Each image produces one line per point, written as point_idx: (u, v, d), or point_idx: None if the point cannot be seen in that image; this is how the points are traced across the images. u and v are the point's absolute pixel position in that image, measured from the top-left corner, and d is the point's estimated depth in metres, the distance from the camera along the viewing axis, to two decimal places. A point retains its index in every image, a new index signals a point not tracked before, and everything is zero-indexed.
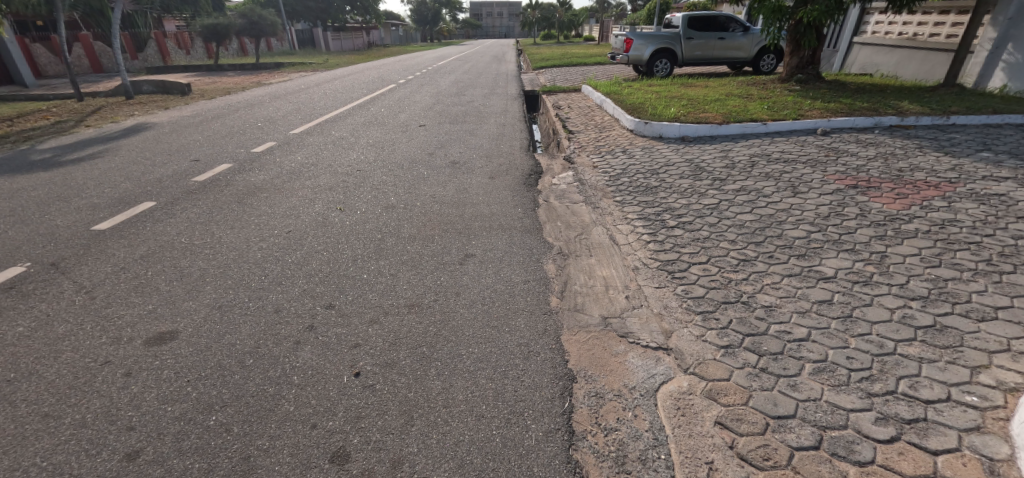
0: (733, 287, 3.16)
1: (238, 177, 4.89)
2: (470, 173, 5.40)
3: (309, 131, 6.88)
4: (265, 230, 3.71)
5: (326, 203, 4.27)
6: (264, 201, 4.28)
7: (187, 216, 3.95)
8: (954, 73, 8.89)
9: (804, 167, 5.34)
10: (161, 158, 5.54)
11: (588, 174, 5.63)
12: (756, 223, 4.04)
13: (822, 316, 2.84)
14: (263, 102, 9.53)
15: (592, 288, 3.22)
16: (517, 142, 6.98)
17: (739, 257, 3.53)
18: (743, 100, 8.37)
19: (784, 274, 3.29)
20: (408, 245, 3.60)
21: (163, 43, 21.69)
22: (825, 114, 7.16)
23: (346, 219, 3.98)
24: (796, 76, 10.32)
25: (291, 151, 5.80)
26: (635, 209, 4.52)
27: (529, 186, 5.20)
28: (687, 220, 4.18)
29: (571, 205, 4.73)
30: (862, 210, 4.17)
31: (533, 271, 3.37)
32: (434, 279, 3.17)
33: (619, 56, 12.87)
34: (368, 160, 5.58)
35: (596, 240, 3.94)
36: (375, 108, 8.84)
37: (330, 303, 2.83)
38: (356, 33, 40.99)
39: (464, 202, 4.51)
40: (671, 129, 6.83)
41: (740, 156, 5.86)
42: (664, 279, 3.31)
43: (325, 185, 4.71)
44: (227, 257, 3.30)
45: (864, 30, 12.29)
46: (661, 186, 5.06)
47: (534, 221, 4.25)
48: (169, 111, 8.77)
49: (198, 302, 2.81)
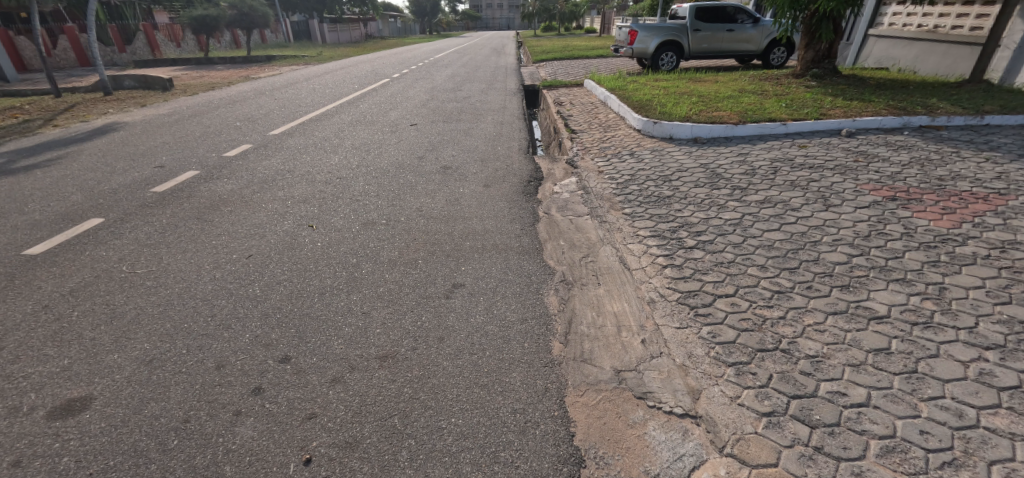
0: (769, 329, 2.67)
1: (202, 187, 4.38)
2: (462, 180, 4.89)
3: (291, 131, 6.35)
4: (221, 254, 3.21)
5: (297, 219, 3.76)
6: (228, 216, 3.78)
7: (136, 236, 3.45)
8: (980, 68, 8.34)
9: (833, 174, 4.84)
10: (122, 164, 5.03)
11: (593, 181, 5.12)
12: (788, 243, 3.54)
13: (881, 372, 2.36)
14: (246, 99, 8.97)
15: (601, 329, 2.72)
16: (516, 144, 6.45)
17: (772, 288, 3.03)
18: (758, 97, 7.83)
19: (828, 312, 2.80)
20: (386, 272, 3.10)
21: (152, 36, 21.12)
22: (848, 113, 6.63)
23: (318, 239, 3.48)
24: (811, 70, 9.76)
25: (267, 155, 5.29)
26: (647, 223, 4.03)
27: (528, 195, 4.69)
28: (707, 239, 3.69)
29: (575, 218, 4.22)
30: (907, 229, 3.68)
31: (531, 306, 2.87)
32: (413, 319, 2.67)
33: (623, 49, 12.23)
34: (350, 166, 5.05)
35: (604, 264, 3.44)
36: (365, 105, 8.30)
37: (286, 355, 2.34)
38: (354, 24, 40.25)
39: (455, 216, 4.01)
40: (683, 130, 6.30)
41: (760, 161, 5.34)
42: (686, 316, 2.82)
43: (299, 196, 4.20)
44: (170, 292, 2.81)
45: (880, 22, 11.74)
46: (675, 196, 4.55)
47: (533, 239, 3.75)
48: (144, 109, 8.22)
49: (124, 355, 2.32)
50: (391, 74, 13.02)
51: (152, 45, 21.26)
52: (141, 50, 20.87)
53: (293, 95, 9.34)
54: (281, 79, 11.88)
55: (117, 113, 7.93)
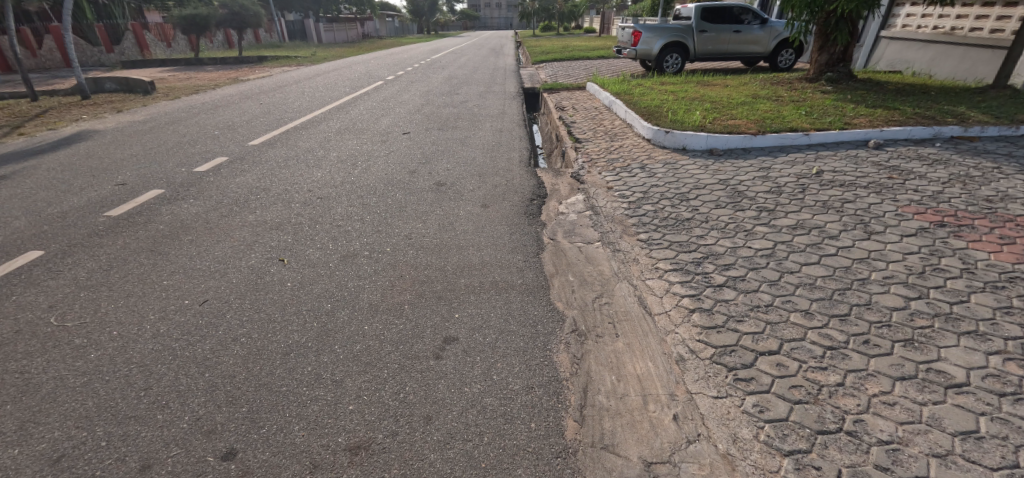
0: (828, 402, 2.20)
1: (164, 210, 3.88)
2: (457, 200, 4.39)
3: (272, 141, 5.85)
4: (171, 301, 2.73)
5: (267, 252, 3.27)
6: (188, 248, 3.29)
7: (76, 275, 2.96)
8: (1005, 72, 7.90)
9: (868, 194, 4.37)
10: (80, 181, 4.53)
11: (602, 199, 4.64)
12: (832, 282, 3.07)
13: (976, 467, 1.90)
14: (229, 103, 8.47)
15: (623, 400, 2.25)
16: (516, 155, 5.95)
17: (823, 343, 2.56)
18: (773, 103, 7.34)
19: (895, 377, 2.34)
20: (365, 323, 2.61)
21: (141, 35, 20.58)
22: (873, 122, 6.16)
23: (288, 278, 2.99)
24: (825, 74, 9.29)
25: (242, 170, 4.80)
26: (666, 253, 3.55)
27: (530, 218, 4.19)
28: (737, 274, 3.22)
29: (584, 246, 3.74)
30: (967, 264, 3.21)
31: (537, 368, 2.39)
32: (394, 391, 2.19)
33: (626, 51, 11.77)
34: (333, 183, 4.56)
35: (621, 307, 2.96)
36: (356, 111, 7.80)
37: (232, 449, 1.87)
38: (350, 24, 39.67)
39: (450, 245, 3.53)
40: (697, 141, 5.84)
41: (784, 177, 4.87)
42: (724, 381, 2.34)
43: (273, 221, 3.71)
44: (101, 354, 2.33)
45: (893, 23, 11.30)
46: (695, 219, 4.07)
47: (537, 274, 3.26)
48: (120, 115, 7.72)
49: (26, 452, 1.85)
50: (386, 76, 12.54)
51: (141, 45, 20.69)
52: (131, 50, 20.30)
53: (280, 99, 8.84)
54: (270, 82, 11.37)
55: (90, 120, 7.43)
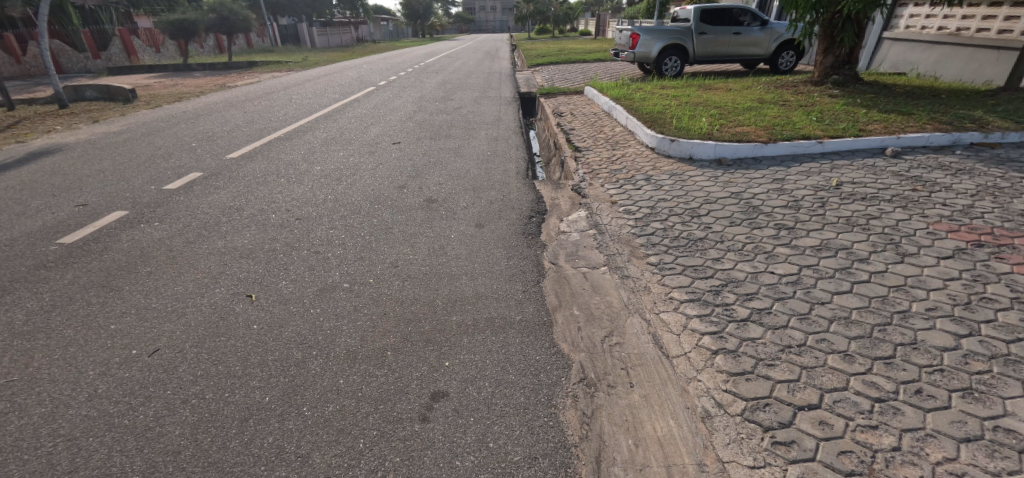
0: (886, 474, 1.86)
1: (125, 236, 3.51)
2: (449, 219, 4.03)
3: (252, 154, 5.48)
4: (115, 351, 2.37)
5: (234, 285, 2.91)
6: (145, 283, 2.93)
7: (10, 320, 2.59)
8: (1018, 74, 7.59)
9: (895, 208, 4.05)
10: (38, 202, 4.16)
11: (606, 215, 4.30)
12: (869, 316, 2.74)
13: None
14: (212, 112, 8.08)
15: (644, 473, 1.91)
16: (513, 166, 5.60)
17: (870, 395, 2.23)
18: (781, 108, 7.01)
19: (959, 439, 2.00)
20: (340, 376, 2.26)
21: (128, 41, 20.17)
22: (889, 128, 5.85)
23: (255, 318, 2.62)
24: (830, 77, 8.97)
25: (216, 187, 4.44)
26: (680, 280, 3.20)
27: (529, 239, 3.84)
28: (762, 306, 2.88)
29: (589, 272, 3.39)
30: (1017, 294, 2.88)
31: (540, 432, 2.05)
32: (371, 467, 1.83)
33: (623, 54, 11.51)
34: (313, 201, 4.19)
35: (634, 348, 2.61)
36: (344, 119, 7.43)
37: None
38: (343, 27, 39.23)
39: (441, 274, 3.17)
40: (704, 150, 5.50)
41: (800, 189, 4.54)
42: (761, 445, 2.00)
43: (244, 247, 3.35)
44: (24, 425, 1.97)
45: (895, 24, 11.00)
46: (709, 238, 3.74)
47: (538, 308, 2.90)
48: (95, 125, 7.33)
49: None
50: (378, 81, 12.19)
51: (128, 50, 20.23)
52: (118, 56, 19.83)
53: (266, 107, 8.46)
54: (258, 89, 11.00)
55: (63, 132, 7.03)
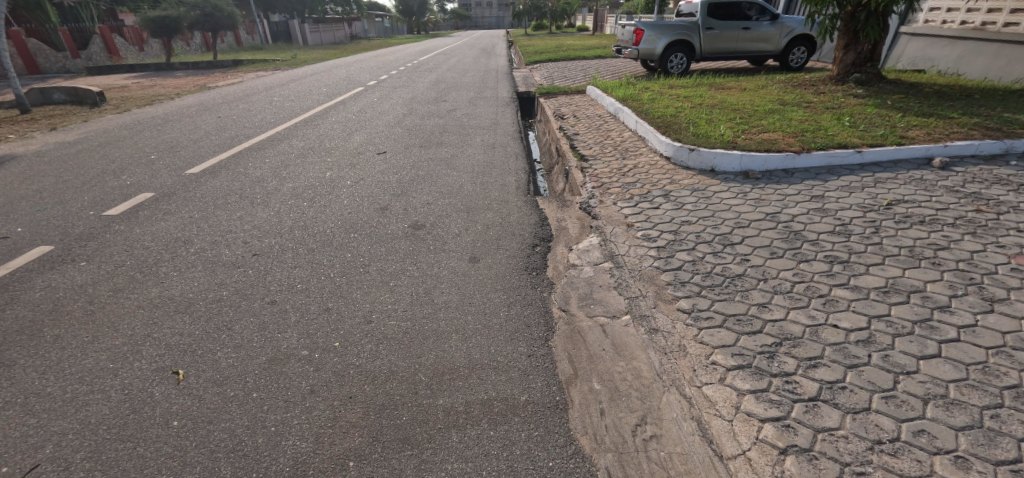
0: None
1: (37, 281, 2.86)
2: (438, 251, 3.41)
3: (216, 169, 4.81)
4: None
5: (159, 357, 2.27)
6: (44, 354, 2.29)
7: None
8: None
9: (964, 236, 3.43)
10: None
11: (622, 241, 3.68)
12: (974, 395, 2.15)
13: None
14: (183, 117, 7.41)
15: None
16: (513, 180, 4.96)
17: None
18: (806, 110, 6.40)
19: None
20: None
21: (110, 39, 19.36)
22: (931, 134, 5.24)
23: (177, 410, 1.99)
24: (851, 75, 8.34)
25: (166, 212, 3.80)
26: (723, 336, 2.58)
27: (533, 276, 3.22)
28: (832, 378, 2.27)
29: (608, 323, 2.78)
30: None
31: None
32: None
33: (627, 50, 10.88)
34: (278, 230, 3.56)
35: (676, 444, 2.00)
36: (326, 125, 6.78)
37: None
38: (336, 25, 38.42)
39: (424, 332, 2.54)
40: (728, 161, 4.88)
41: (845, 209, 3.94)
42: None
43: (182, 298, 2.71)
44: None
45: (914, 19, 10.33)
46: (750, 275, 3.13)
47: (548, 381, 2.28)
48: (51, 134, 6.65)
49: None
50: (367, 81, 11.54)
51: (110, 50, 19.40)
52: (99, 55, 18.97)
53: (243, 111, 7.80)
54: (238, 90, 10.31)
55: (11, 142, 6.34)
